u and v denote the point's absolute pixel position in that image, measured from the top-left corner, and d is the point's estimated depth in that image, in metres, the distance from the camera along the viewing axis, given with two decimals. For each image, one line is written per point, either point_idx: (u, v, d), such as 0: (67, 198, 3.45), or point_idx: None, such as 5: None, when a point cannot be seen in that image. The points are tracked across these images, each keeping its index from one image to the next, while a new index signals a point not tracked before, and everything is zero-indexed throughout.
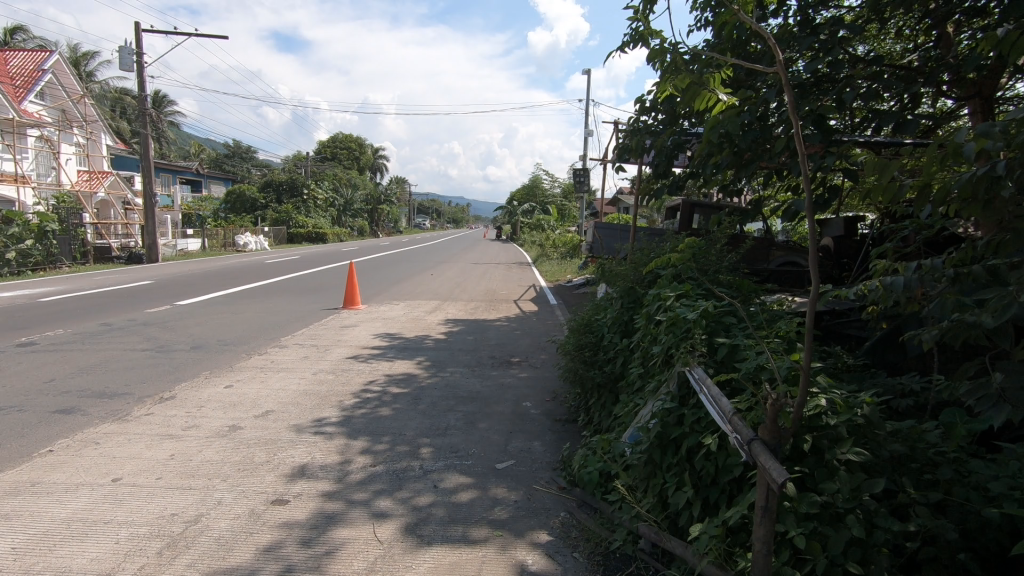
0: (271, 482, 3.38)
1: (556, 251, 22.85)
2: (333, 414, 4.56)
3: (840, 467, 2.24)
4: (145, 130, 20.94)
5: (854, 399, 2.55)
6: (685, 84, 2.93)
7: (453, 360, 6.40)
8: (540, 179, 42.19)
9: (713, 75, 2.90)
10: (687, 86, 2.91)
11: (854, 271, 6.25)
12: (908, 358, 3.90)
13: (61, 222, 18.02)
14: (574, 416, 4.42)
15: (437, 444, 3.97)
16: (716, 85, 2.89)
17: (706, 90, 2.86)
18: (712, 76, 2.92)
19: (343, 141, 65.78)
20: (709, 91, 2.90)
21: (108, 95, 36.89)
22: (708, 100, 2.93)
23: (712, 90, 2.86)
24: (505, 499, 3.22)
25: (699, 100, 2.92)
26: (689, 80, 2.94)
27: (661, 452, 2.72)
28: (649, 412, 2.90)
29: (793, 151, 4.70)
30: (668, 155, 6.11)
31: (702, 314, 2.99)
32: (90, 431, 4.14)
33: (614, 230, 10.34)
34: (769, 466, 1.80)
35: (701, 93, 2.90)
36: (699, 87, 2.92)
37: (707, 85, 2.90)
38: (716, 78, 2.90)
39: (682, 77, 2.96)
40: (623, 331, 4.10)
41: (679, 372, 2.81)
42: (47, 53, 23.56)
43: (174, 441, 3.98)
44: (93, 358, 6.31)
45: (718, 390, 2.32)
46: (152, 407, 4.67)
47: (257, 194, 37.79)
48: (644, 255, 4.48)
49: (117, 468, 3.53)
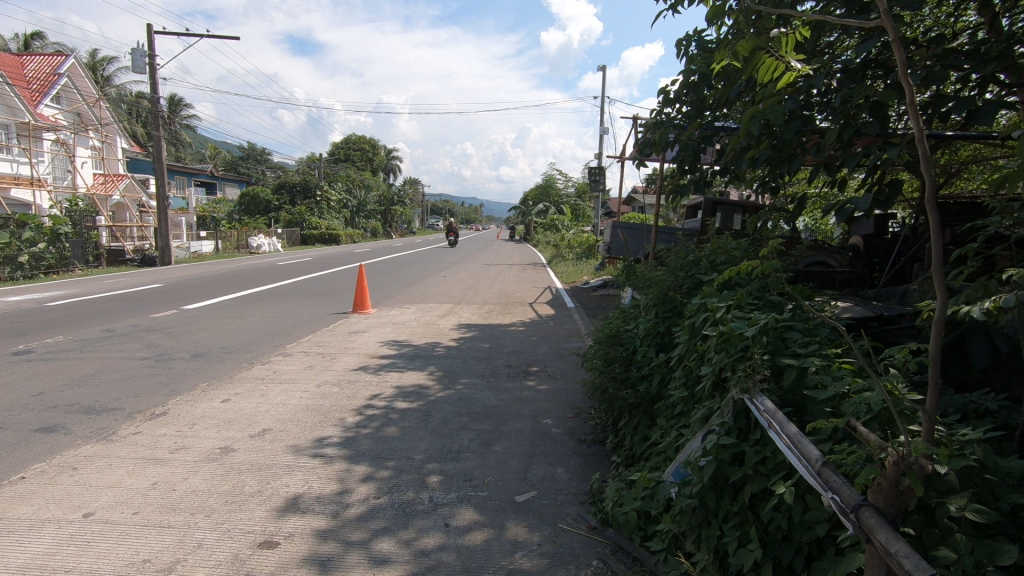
0: (260, 518, 2.97)
1: (572, 251, 22.34)
2: (334, 433, 4.15)
3: (954, 528, 1.77)
4: (159, 131, 20.77)
5: (960, 435, 2.04)
6: (742, 49, 2.26)
7: (466, 370, 5.96)
8: (553, 179, 41.57)
9: (779, 39, 2.30)
10: (747, 51, 2.29)
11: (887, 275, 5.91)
12: (972, 370, 3.44)
13: (75, 225, 17.80)
14: (601, 436, 3.98)
15: (447, 471, 3.54)
16: (789, 50, 2.27)
17: (771, 57, 2.20)
18: (779, 40, 2.33)
19: (357, 142, 65.66)
20: (776, 58, 2.24)
21: (125, 99, 37.16)
22: (773, 73, 2.32)
23: (783, 58, 2.21)
24: (527, 542, 2.78)
25: (763, 72, 2.28)
26: (750, 46, 2.38)
27: (715, 496, 2.28)
28: (697, 445, 2.43)
29: (843, 142, 4.23)
30: (695, 149, 5.58)
31: (762, 330, 2.50)
32: (69, 454, 3.78)
33: (638, 230, 9.70)
34: (892, 548, 1.32)
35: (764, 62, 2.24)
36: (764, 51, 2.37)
37: (777, 51, 2.27)
38: (788, 41, 2.29)
39: (740, 42, 2.28)
40: (658, 344, 3.64)
41: (736, 401, 2.35)
42: (62, 57, 23.60)
43: (159, 466, 3.60)
44: (88, 367, 6.01)
45: (798, 431, 1.87)
46: (141, 425, 4.30)
47: (270, 196, 37.64)
48: (680, 256, 3.99)
49: (91, 500, 3.15)
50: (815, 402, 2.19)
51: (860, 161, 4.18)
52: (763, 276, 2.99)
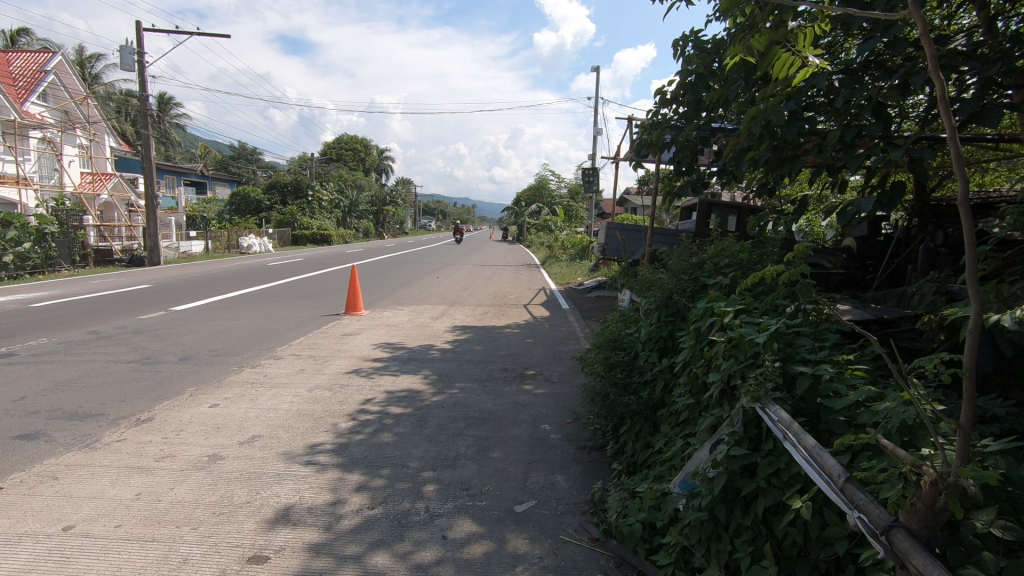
0: (249, 531, 2.85)
1: (565, 252, 22.25)
2: (327, 440, 4.03)
3: (980, 546, 1.67)
4: (147, 130, 20.44)
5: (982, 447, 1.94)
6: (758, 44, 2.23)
7: (461, 373, 5.85)
8: (547, 180, 41.43)
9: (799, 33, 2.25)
10: (762, 47, 2.27)
11: (880, 276, 5.82)
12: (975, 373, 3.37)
13: (61, 225, 17.50)
14: (601, 442, 3.89)
15: (444, 480, 3.43)
16: (809, 43, 2.22)
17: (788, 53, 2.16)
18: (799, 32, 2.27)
19: (349, 142, 65.25)
20: (792, 53, 2.23)
21: (114, 97, 36.64)
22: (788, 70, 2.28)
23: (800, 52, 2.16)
24: (528, 555, 2.67)
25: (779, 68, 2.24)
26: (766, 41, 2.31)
27: (726, 508, 2.18)
28: (706, 455, 2.34)
29: (846, 143, 4.15)
30: (692, 150, 5.49)
31: (772, 336, 2.42)
32: (49, 463, 3.63)
33: (634, 230, 9.60)
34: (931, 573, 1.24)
35: (780, 56, 2.25)
36: (779, 47, 2.36)
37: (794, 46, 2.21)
38: (808, 35, 2.25)
39: (756, 36, 2.24)
40: (661, 349, 3.56)
41: (747, 410, 2.27)
42: (49, 54, 23.22)
43: (144, 475, 3.47)
44: (72, 370, 5.84)
45: (815, 443, 1.80)
46: (125, 432, 4.15)
47: (261, 196, 37.27)
48: (682, 259, 3.90)
49: (71, 512, 3.01)
50: (830, 411, 2.11)
51: (863, 163, 4.11)
52: (786, 285, 2.88)
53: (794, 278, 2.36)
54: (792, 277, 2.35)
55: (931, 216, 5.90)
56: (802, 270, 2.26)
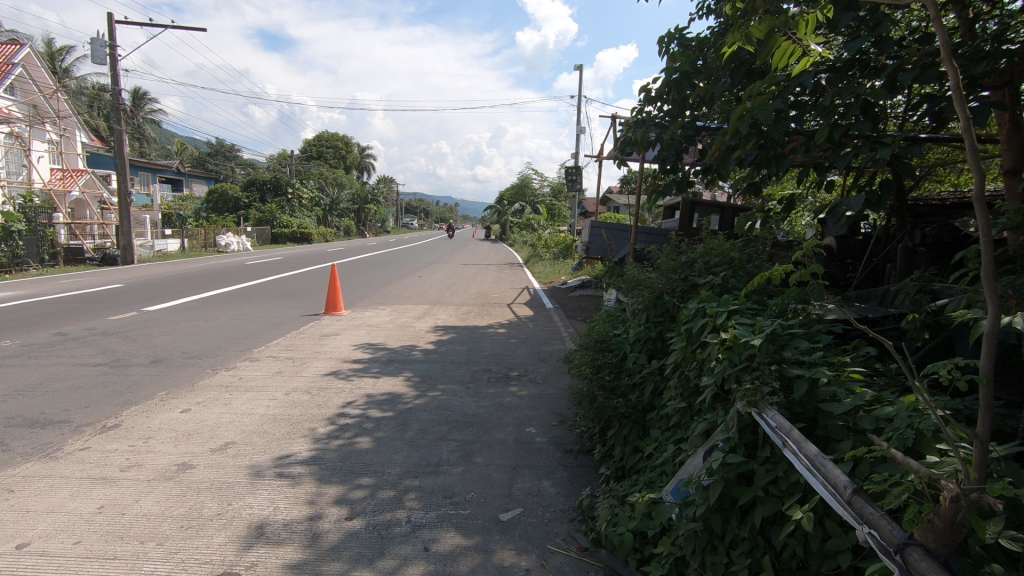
0: (220, 546, 2.70)
1: (549, 251, 22.16)
2: (304, 446, 3.87)
3: (990, 560, 1.59)
4: (120, 125, 19.83)
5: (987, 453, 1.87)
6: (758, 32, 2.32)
7: (444, 375, 5.71)
8: (530, 179, 41.28)
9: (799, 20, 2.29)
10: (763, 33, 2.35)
11: (858, 277, 5.74)
12: None
13: (28, 223, 16.91)
14: (588, 446, 3.79)
15: (426, 487, 3.31)
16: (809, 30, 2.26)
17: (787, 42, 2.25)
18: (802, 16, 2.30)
19: (330, 140, 64.43)
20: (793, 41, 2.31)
21: (86, 90, 35.63)
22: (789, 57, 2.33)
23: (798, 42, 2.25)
24: (514, 568, 2.56)
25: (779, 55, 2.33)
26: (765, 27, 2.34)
27: (721, 518, 2.10)
28: (700, 462, 2.26)
29: (835, 142, 4.09)
30: (677, 148, 5.37)
31: (768, 338, 2.34)
32: (6, 474, 3.42)
33: (619, 229, 9.54)
34: None
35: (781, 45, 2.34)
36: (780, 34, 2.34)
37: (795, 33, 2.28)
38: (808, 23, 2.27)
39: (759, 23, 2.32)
40: (649, 351, 3.48)
41: (742, 415, 2.18)
42: (17, 46, 22.44)
43: (107, 486, 3.28)
44: (34, 375, 5.56)
45: (817, 451, 1.72)
46: (90, 440, 3.94)
47: (239, 194, 36.56)
48: (671, 259, 3.82)
49: (26, 529, 2.81)
50: (829, 417, 2.02)
51: (851, 162, 4.05)
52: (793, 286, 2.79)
53: (805, 278, 2.35)
54: (802, 277, 2.34)
55: (909, 216, 5.87)
56: (814, 269, 2.25)
